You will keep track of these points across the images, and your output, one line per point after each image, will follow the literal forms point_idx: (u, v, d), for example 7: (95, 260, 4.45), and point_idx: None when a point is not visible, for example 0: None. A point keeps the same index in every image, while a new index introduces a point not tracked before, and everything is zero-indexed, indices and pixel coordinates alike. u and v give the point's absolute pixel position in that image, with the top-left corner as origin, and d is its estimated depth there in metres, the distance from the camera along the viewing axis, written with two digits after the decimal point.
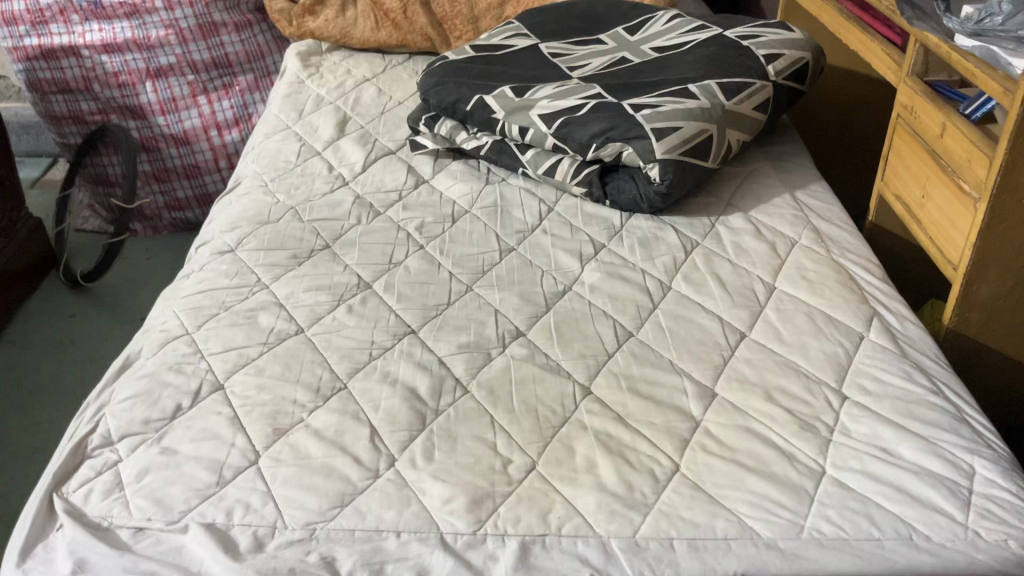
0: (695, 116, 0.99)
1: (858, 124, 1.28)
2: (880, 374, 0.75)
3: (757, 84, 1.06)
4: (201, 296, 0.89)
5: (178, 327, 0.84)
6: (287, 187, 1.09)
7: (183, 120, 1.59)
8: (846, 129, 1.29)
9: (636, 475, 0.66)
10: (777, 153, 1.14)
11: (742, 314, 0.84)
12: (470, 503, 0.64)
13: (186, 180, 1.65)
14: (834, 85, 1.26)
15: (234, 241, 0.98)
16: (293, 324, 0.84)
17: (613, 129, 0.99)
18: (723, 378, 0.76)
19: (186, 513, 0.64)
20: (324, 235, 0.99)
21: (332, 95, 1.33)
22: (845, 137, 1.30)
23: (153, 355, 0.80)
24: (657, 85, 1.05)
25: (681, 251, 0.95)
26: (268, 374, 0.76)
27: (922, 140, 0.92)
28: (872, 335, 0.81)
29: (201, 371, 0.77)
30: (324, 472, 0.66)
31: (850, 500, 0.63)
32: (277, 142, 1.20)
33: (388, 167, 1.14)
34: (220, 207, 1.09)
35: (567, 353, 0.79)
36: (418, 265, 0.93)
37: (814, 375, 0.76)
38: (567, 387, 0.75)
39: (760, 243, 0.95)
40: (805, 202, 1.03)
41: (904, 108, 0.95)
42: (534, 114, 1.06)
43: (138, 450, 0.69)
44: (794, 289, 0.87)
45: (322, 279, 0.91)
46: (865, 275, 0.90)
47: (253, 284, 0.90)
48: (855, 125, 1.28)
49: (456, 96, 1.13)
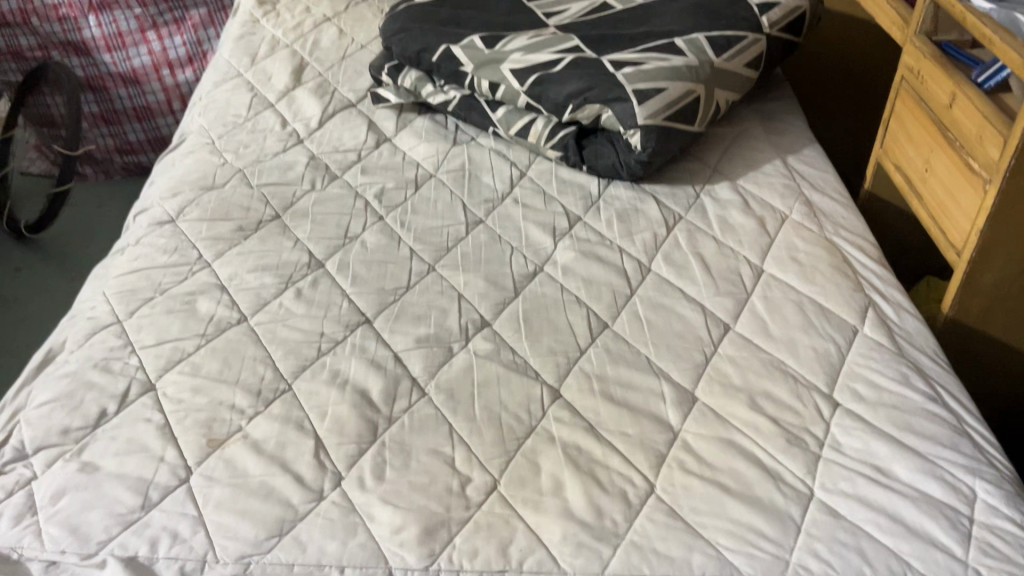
0: (681, 75, 0.90)
1: (854, 77, 1.19)
2: (876, 378, 0.69)
3: (749, 38, 0.97)
4: (134, 276, 0.80)
5: (107, 315, 0.76)
6: (235, 146, 1.00)
7: (130, 58, 1.48)
8: (841, 83, 1.21)
9: (607, 499, 0.60)
10: (768, 111, 1.05)
11: (726, 303, 0.77)
12: (423, 533, 0.58)
13: (137, 123, 1.54)
14: (830, 34, 1.17)
15: (174, 211, 0.90)
16: (235, 312, 0.76)
17: (592, 90, 0.91)
18: (704, 381, 0.69)
19: (105, 545, 0.57)
20: (274, 204, 0.91)
21: (289, 36, 1.22)
22: (840, 90, 1.22)
23: (78, 349, 0.72)
24: (640, 38, 0.96)
25: (663, 226, 0.87)
26: (204, 374, 0.69)
27: (928, 108, 0.84)
28: (867, 328, 0.74)
29: (130, 370, 0.69)
30: (262, 494, 0.60)
31: (840, 531, 0.58)
32: (227, 93, 1.10)
33: (347, 123, 1.04)
34: (162, 167, 1.00)
35: (535, 349, 0.72)
36: (376, 241, 0.86)
37: (803, 378, 0.69)
38: (534, 390, 0.68)
39: (749, 218, 0.87)
40: (797, 169, 0.96)
41: (910, 71, 0.87)
42: (505, 69, 0.97)
43: (55, 466, 0.62)
44: (783, 273, 0.81)
45: (270, 257, 0.83)
46: (861, 257, 0.83)
47: (193, 262, 0.82)
48: (851, 76, 1.19)
49: (421, 45, 1.03)
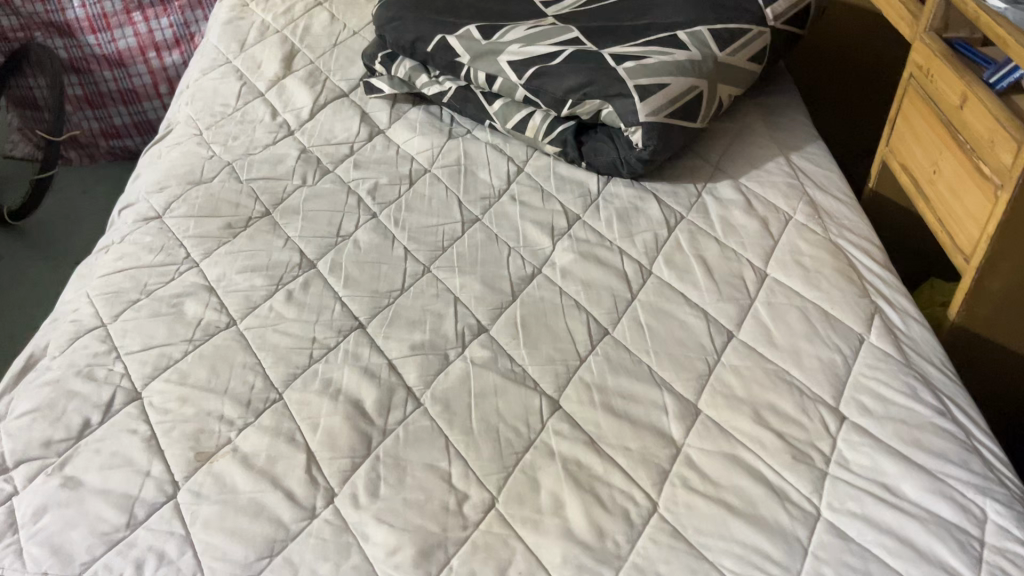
0: (684, 71, 0.88)
1: (855, 69, 1.17)
2: (883, 392, 0.67)
3: (753, 31, 0.95)
4: (119, 276, 0.78)
5: (91, 318, 0.73)
6: (223, 138, 0.97)
7: (116, 40, 1.44)
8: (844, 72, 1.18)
9: (608, 518, 0.58)
10: (771, 105, 1.03)
11: (729, 309, 0.75)
12: (418, 555, 0.56)
13: (123, 106, 1.51)
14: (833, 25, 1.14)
15: (161, 207, 0.87)
16: (224, 315, 0.74)
17: (592, 85, 0.88)
18: (707, 393, 0.67)
19: (88, 566, 0.55)
20: (264, 199, 0.88)
21: (279, 21, 1.19)
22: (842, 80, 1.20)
23: (61, 354, 0.70)
24: (641, 31, 0.93)
25: (664, 227, 0.85)
26: (191, 383, 0.67)
27: (937, 108, 0.82)
28: (873, 337, 0.73)
29: (115, 378, 0.67)
30: (252, 511, 0.58)
31: (848, 554, 0.56)
32: (215, 81, 1.07)
33: (339, 114, 1.02)
34: (147, 159, 0.97)
35: (534, 357, 0.70)
36: (369, 240, 0.83)
37: (808, 390, 0.67)
38: (533, 401, 0.66)
39: (751, 218, 0.85)
40: (800, 167, 0.94)
41: (919, 69, 0.85)
42: (502, 61, 0.94)
43: (36, 481, 0.60)
44: (787, 277, 0.79)
45: (259, 257, 0.80)
46: (867, 260, 0.81)
47: (180, 262, 0.80)
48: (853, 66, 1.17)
49: (415, 34, 0.99)
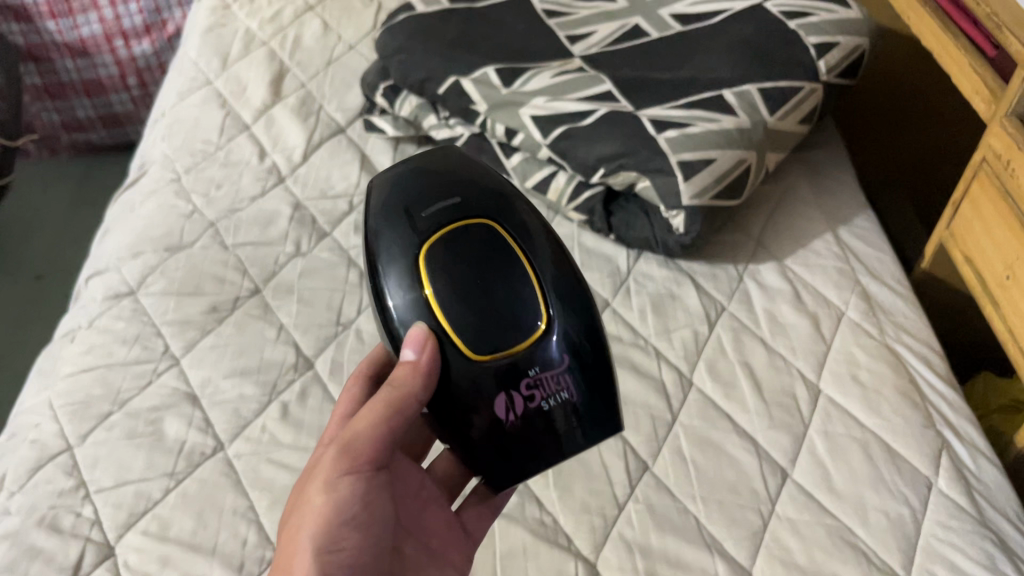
0: (732, 143, 0.78)
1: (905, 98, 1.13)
2: (959, 561, 0.60)
3: (806, 89, 0.85)
4: (86, 377, 0.68)
5: (55, 439, 0.64)
6: (205, 186, 0.86)
7: (78, 27, 1.29)
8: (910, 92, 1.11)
9: None
10: (815, 161, 0.93)
11: (782, 440, 0.67)
12: None
13: (86, 98, 1.37)
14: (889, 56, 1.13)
15: (135, 279, 0.76)
16: (209, 438, 0.64)
17: (628, 156, 0.78)
18: (763, 557, 0.60)
19: None
20: (253, 273, 0.77)
21: (265, 31, 1.06)
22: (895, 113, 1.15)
23: (20, 492, 0.61)
24: (683, 87, 0.83)
25: (704, 322, 0.76)
26: (174, 537, 0.58)
27: (1016, 207, 0.72)
28: (942, 482, 0.65)
29: (84, 528, 0.58)
30: None
31: None
32: (194, 108, 0.95)
33: (336, 158, 0.90)
34: (119, 209, 0.86)
35: (566, 505, 0.62)
36: (374, 331, 0.73)
37: (875, 556, 0.61)
38: (568, 566, 0.58)
39: (801, 316, 0.77)
40: (850, 245, 0.85)
41: (995, 155, 0.75)
42: (525, 114, 0.83)
43: None
44: (843, 397, 0.70)
45: (250, 355, 0.70)
46: (928, 373, 0.73)
47: (157, 359, 0.70)
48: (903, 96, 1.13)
49: (425, 73, 0.88)
